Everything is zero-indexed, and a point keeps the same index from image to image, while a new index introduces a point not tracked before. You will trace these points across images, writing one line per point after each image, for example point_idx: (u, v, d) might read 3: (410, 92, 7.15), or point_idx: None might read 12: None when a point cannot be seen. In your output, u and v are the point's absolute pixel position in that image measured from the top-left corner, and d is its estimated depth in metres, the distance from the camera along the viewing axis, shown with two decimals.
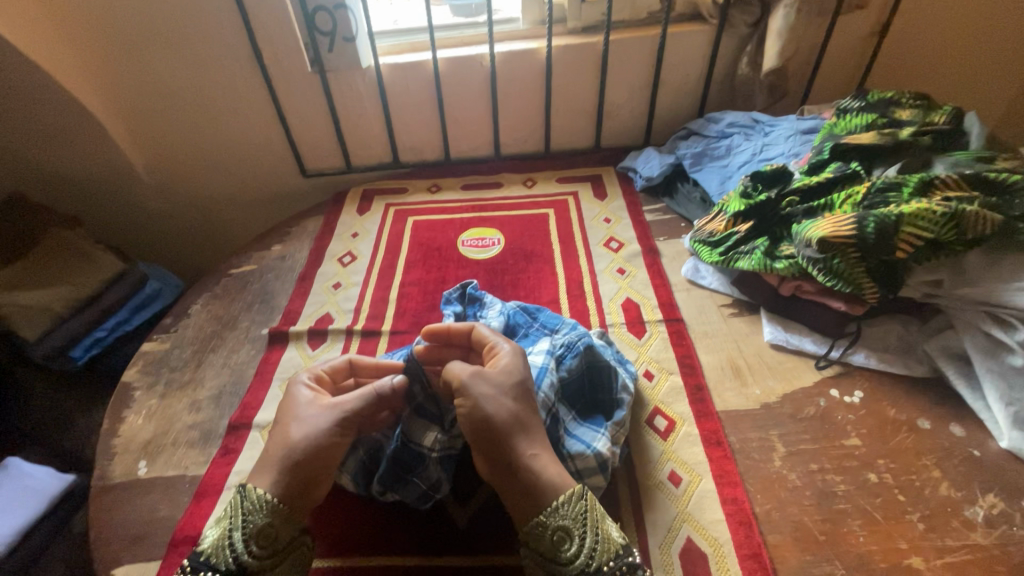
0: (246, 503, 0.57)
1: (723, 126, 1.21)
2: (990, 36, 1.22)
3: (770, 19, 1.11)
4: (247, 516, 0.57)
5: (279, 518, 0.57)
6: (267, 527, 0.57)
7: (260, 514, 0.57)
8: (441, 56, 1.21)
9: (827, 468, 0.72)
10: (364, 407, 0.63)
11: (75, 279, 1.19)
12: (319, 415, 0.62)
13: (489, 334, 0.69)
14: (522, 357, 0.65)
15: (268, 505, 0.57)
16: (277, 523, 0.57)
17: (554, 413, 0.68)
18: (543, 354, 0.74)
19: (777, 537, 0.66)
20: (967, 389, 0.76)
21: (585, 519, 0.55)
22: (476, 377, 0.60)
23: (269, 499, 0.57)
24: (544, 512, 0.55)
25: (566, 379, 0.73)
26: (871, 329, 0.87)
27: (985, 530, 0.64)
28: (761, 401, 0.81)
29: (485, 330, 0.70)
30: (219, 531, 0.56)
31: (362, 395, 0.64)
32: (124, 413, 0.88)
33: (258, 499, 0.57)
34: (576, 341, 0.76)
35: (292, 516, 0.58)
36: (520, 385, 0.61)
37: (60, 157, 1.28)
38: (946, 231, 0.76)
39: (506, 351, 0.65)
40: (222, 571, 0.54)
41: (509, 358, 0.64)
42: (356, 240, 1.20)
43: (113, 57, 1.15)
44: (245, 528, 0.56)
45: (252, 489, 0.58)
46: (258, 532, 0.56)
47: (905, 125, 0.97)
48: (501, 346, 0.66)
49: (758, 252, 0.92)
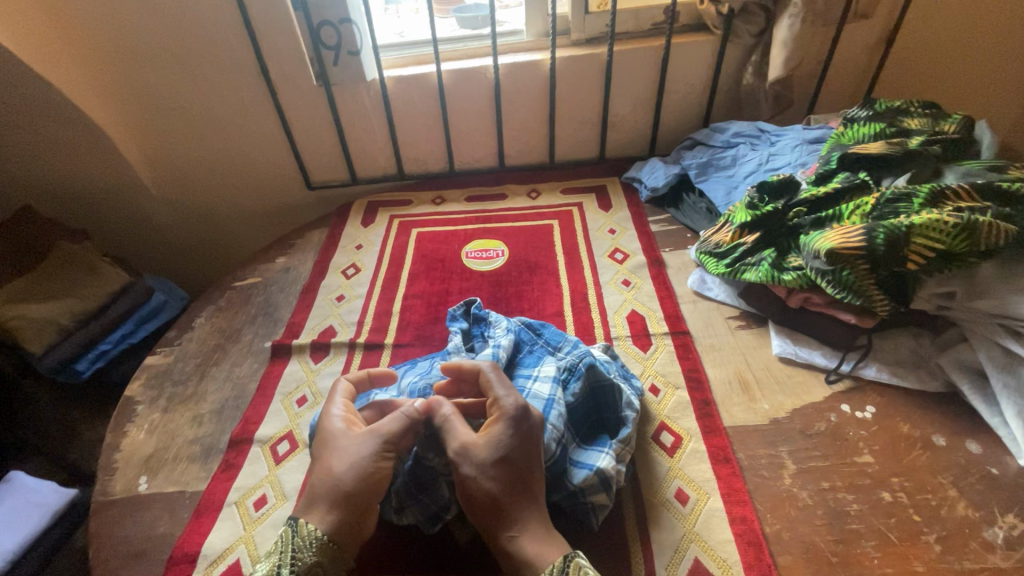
0: (297, 538, 0.55)
1: (729, 136, 1.20)
2: (997, 46, 1.21)
3: (775, 28, 1.10)
4: (296, 552, 0.55)
5: (329, 555, 0.55)
6: (315, 566, 0.55)
7: (310, 551, 0.55)
8: (444, 69, 1.22)
9: (838, 486, 0.70)
10: (401, 429, 0.62)
11: (82, 292, 1.19)
12: (359, 443, 0.61)
13: (493, 380, 0.64)
14: (512, 420, 0.59)
15: (317, 542, 0.55)
16: (325, 562, 0.55)
17: (563, 444, 0.66)
18: (549, 382, 0.72)
19: (788, 558, 0.64)
20: (983, 404, 0.74)
21: None
22: (461, 453, 0.58)
23: (319, 535, 0.56)
24: None
25: (573, 404, 0.72)
26: (882, 342, 0.85)
27: (1006, 552, 0.62)
28: (770, 416, 0.79)
29: (490, 376, 0.65)
30: (270, 565, 0.55)
31: (399, 419, 0.62)
32: (126, 427, 0.88)
33: (308, 536, 0.55)
34: (578, 362, 0.75)
35: (342, 553, 0.56)
36: (502, 463, 0.57)
37: (69, 171, 1.29)
38: (958, 242, 0.74)
39: (498, 416, 0.60)
40: None
41: (496, 428, 0.59)
42: (359, 253, 1.19)
43: (122, 71, 1.16)
44: (294, 565, 0.54)
45: (303, 524, 0.56)
46: (306, 570, 0.54)
47: (914, 135, 0.96)
48: (495, 404, 0.62)
49: (765, 264, 0.91)
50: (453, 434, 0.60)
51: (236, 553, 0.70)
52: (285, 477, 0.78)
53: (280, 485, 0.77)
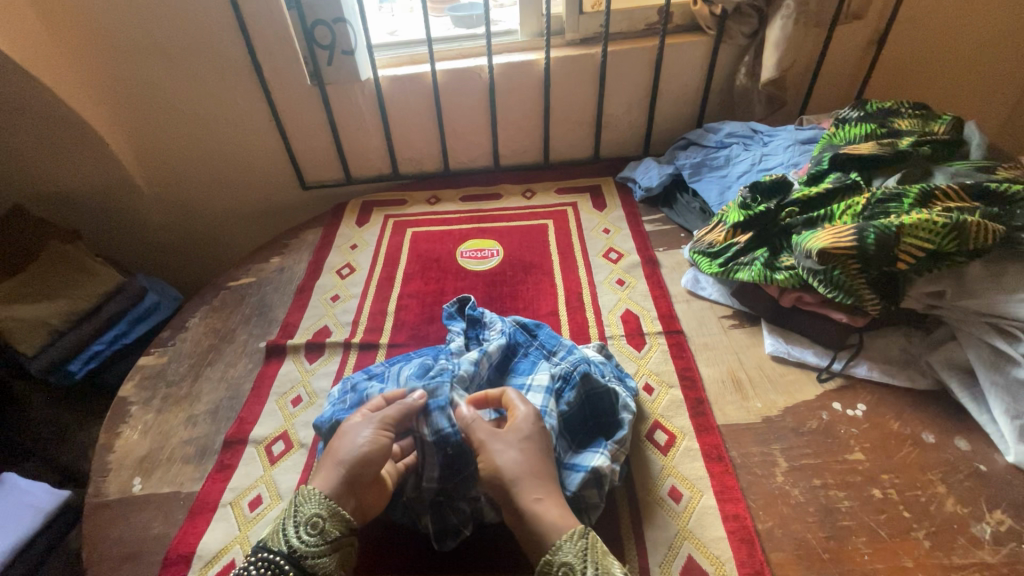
0: (299, 496, 0.60)
1: (722, 136, 1.20)
2: (986, 48, 1.22)
3: (768, 29, 1.11)
4: (299, 507, 0.59)
5: (329, 510, 0.58)
6: (316, 518, 0.58)
7: (311, 503, 0.59)
8: (440, 69, 1.22)
9: (830, 483, 0.71)
10: (400, 412, 0.64)
11: (75, 293, 1.19)
12: (361, 426, 0.63)
13: (516, 397, 0.66)
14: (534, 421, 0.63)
15: (316, 496, 0.59)
16: (324, 514, 0.58)
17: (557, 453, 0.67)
18: (542, 392, 0.73)
19: (780, 555, 0.65)
20: (971, 402, 0.75)
21: (587, 556, 0.54)
22: (492, 436, 0.61)
23: (317, 492, 0.59)
24: (549, 550, 0.55)
25: (567, 413, 0.72)
26: (873, 342, 0.86)
27: (993, 548, 0.63)
28: (762, 414, 0.80)
29: (511, 398, 0.66)
30: (279, 521, 0.60)
31: (397, 408, 0.64)
32: (120, 428, 0.88)
33: (309, 492, 0.60)
34: (573, 370, 0.75)
35: (341, 511, 0.59)
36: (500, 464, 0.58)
37: (62, 171, 1.29)
38: (947, 242, 0.75)
39: (520, 414, 0.64)
40: (276, 553, 0.57)
41: (517, 424, 0.63)
42: (355, 252, 1.19)
43: (116, 71, 1.16)
44: (298, 517, 0.59)
45: (306, 486, 0.61)
46: (307, 520, 0.58)
47: (905, 135, 0.97)
48: (519, 407, 0.64)
49: (758, 263, 0.92)
50: (482, 426, 0.62)
51: (232, 553, 0.70)
52: (281, 477, 0.78)
53: (276, 485, 0.77)
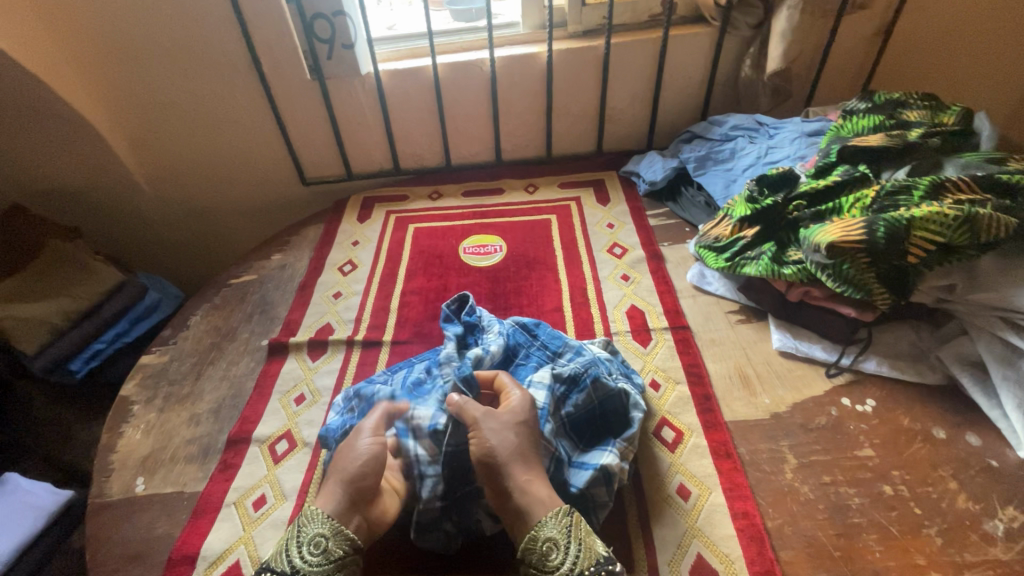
0: (301, 517, 0.59)
1: (727, 129, 1.19)
2: (993, 37, 1.21)
3: (774, 19, 1.09)
4: (301, 528, 0.58)
5: (331, 528, 0.58)
6: (319, 537, 0.57)
7: (314, 523, 0.58)
8: (441, 62, 1.20)
9: (839, 480, 0.70)
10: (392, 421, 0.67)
11: (74, 292, 1.18)
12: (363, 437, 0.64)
13: (509, 381, 0.70)
14: (530, 401, 0.65)
15: (319, 516, 0.58)
16: (327, 533, 0.57)
17: (557, 458, 0.67)
18: (544, 389, 0.71)
19: (790, 553, 0.64)
20: (982, 396, 0.74)
21: (571, 531, 0.56)
22: (487, 415, 0.63)
23: (320, 512, 0.59)
24: (534, 526, 0.56)
25: (573, 414, 0.72)
26: (882, 336, 0.85)
27: (1006, 545, 0.62)
28: (771, 410, 0.79)
29: (505, 379, 0.70)
30: (282, 542, 0.59)
31: (380, 409, 0.68)
32: (122, 427, 0.87)
33: (313, 513, 0.59)
34: (582, 373, 0.74)
35: (345, 529, 0.58)
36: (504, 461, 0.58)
37: (59, 169, 1.27)
38: (959, 235, 0.74)
39: (516, 398, 0.66)
40: (279, 572, 0.56)
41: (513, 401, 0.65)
42: (356, 249, 1.18)
43: (111, 67, 1.14)
44: (300, 536, 0.58)
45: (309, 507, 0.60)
46: (310, 540, 0.57)
47: (915, 127, 0.95)
48: (513, 392, 0.67)
49: (765, 258, 0.91)
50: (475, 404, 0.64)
51: (236, 554, 0.69)
52: (284, 477, 0.77)
53: (279, 485, 0.76)
